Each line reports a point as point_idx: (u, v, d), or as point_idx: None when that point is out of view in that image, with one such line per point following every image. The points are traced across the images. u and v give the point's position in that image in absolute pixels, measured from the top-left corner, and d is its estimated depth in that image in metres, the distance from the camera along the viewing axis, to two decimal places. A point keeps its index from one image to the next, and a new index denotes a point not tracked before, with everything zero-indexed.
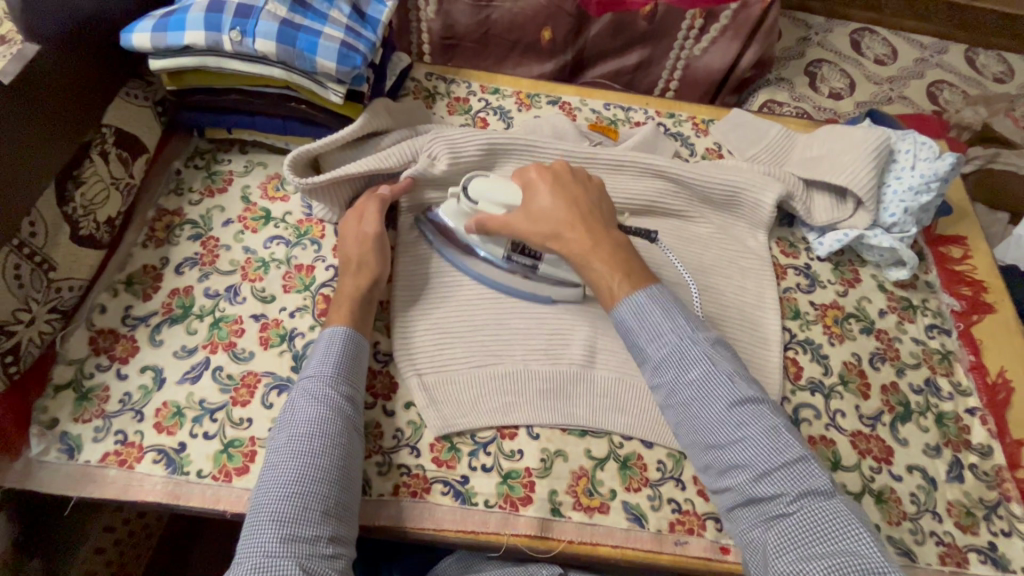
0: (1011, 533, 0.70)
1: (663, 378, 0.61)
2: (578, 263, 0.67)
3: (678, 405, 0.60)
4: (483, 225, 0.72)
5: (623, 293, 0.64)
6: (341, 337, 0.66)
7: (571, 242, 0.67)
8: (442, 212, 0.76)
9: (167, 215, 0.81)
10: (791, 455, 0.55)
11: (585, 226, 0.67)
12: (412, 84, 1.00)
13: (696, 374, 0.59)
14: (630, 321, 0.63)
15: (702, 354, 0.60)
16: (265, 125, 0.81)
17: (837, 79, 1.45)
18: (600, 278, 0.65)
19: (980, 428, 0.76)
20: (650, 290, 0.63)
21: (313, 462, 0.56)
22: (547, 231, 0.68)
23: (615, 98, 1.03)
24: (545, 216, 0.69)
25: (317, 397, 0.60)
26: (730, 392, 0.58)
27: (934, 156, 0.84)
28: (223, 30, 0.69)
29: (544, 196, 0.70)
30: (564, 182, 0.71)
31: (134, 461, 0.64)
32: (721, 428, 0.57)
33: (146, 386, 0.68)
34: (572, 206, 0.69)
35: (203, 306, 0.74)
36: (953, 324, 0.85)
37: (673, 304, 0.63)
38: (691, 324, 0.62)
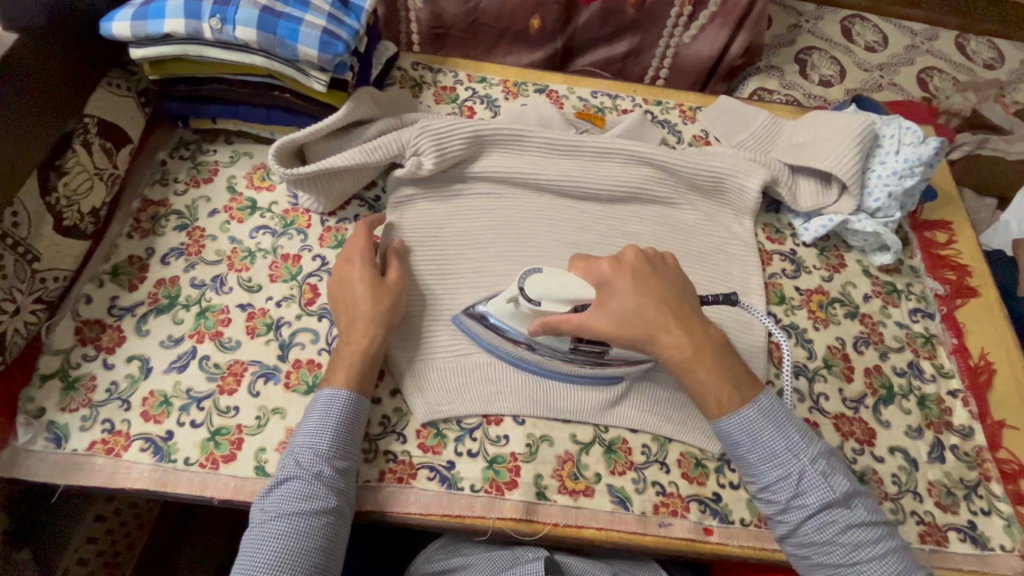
0: (990, 512, 0.71)
1: (774, 494, 0.60)
2: (675, 370, 0.63)
3: (792, 525, 0.59)
4: (552, 326, 0.64)
5: (734, 407, 0.62)
6: (340, 399, 0.63)
7: (668, 346, 0.63)
8: (486, 308, 0.70)
9: (152, 206, 0.80)
10: (910, 575, 0.57)
11: (680, 328, 0.63)
12: (398, 73, 0.99)
13: (814, 497, 0.59)
14: (739, 436, 0.61)
15: (814, 476, 0.59)
16: (248, 114, 0.81)
17: (827, 66, 1.45)
18: (703, 390, 0.62)
19: (962, 410, 0.77)
20: (756, 404, 0.62)
21: (293, 547, 0.56)
22: (636, 337, 0.63)
23: (602, 86, 1.03)
24: (630, 320, 0.63)
25: (308, 471, 0.59)
26: (849, 515, 0.58)
27: (918, 140, 0.84)
28: (203, 18, 0.69)
29: (625, 295, 0.64)
30: (636, 273, 0.66)
31: (121, 450, 0.64)
32: (836, 547, 0.58)
33: (133, 375, 0.68)
34: (659, 305, 0.64)
35: (190, 296, 0.74)
36: (936, 308, 0.85)
37: (781, 417, 0.62)
38: (799, 436, 0.61)
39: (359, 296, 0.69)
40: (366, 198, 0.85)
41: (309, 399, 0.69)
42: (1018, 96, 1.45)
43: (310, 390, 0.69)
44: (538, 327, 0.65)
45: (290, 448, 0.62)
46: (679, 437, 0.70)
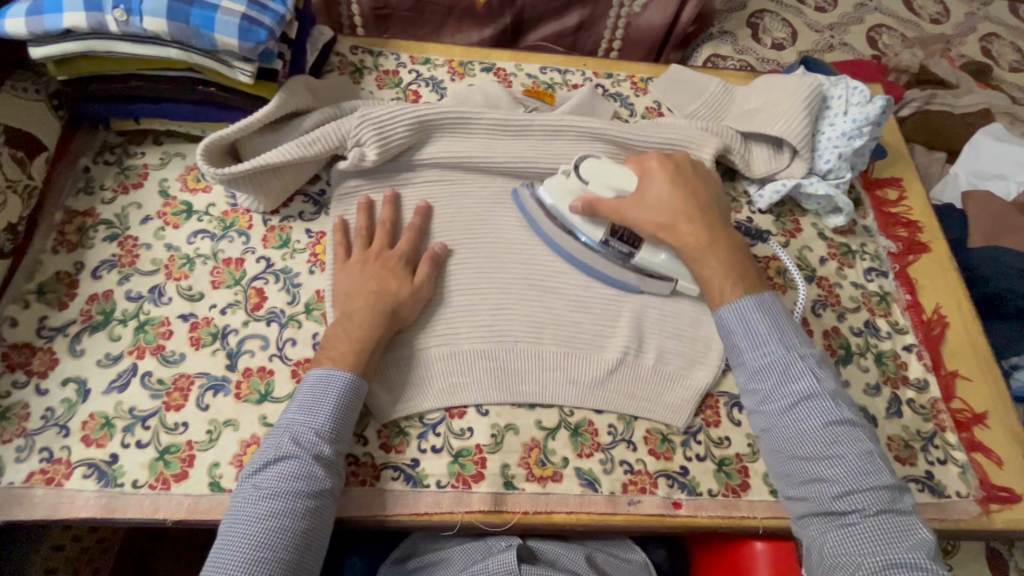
0: (946, 461, 0.73)
1: (762, 381, 0.61)
2: (691, 258, 0.69)
3: (771, 397, 0.60)
4: (591, 206, 0.72)
5: (733, 297, 0.65)
6: (340, 378, 0.62)
7: (684, 233, 0.69)
8: (544, 189, 0.77)
9: (78, 216, 0.75)
10: (881, 480, 0.55)
11: (704, 226, 0.69)
12: (336, 59, 0.95)
13: (802, 386, 0.59)
14: (736, 327, 0.63)
15: (807, 369, 0.59)
16: (173, 112, 0.76)
17: (779, 29, 1.44)
18: (710, 278, 0.67)
19: (917, 363, 0.79)
20: (760, 300, 0.64)
21: (279, 525, 0.54)
22: (662, 220, 0.70)
23: (551, 61, 1.00)
24: (663, 206, 0.70)
25: (302, 452, 0.58)
26: (829, 409, 0.57)
27: (866, 100, 0.84)
28: (106, 10, 0.64)
29: (660, 185, 0.72)
30: (676, 168, 0.73)
31: (62, 478, 0.61)
32: (813, 441, 0.57)
33: (70, 399, 0.64)
34: (686, 202, 0.70)
35: (126, 310, 0.70)
36: (889, 266, 0.86)
37: (783, 318, 0.63)
38: (796, 338, 0.62)
39: (392, 291, 0.68)
40: (310, 192, 0.81)
41: (262, 408, 0.66)
42: (963, 50, 1.46)
43: (263, 399, 0.66)
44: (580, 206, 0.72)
45: (282, 423, 0.60)
46: (644, 415, 0.70)
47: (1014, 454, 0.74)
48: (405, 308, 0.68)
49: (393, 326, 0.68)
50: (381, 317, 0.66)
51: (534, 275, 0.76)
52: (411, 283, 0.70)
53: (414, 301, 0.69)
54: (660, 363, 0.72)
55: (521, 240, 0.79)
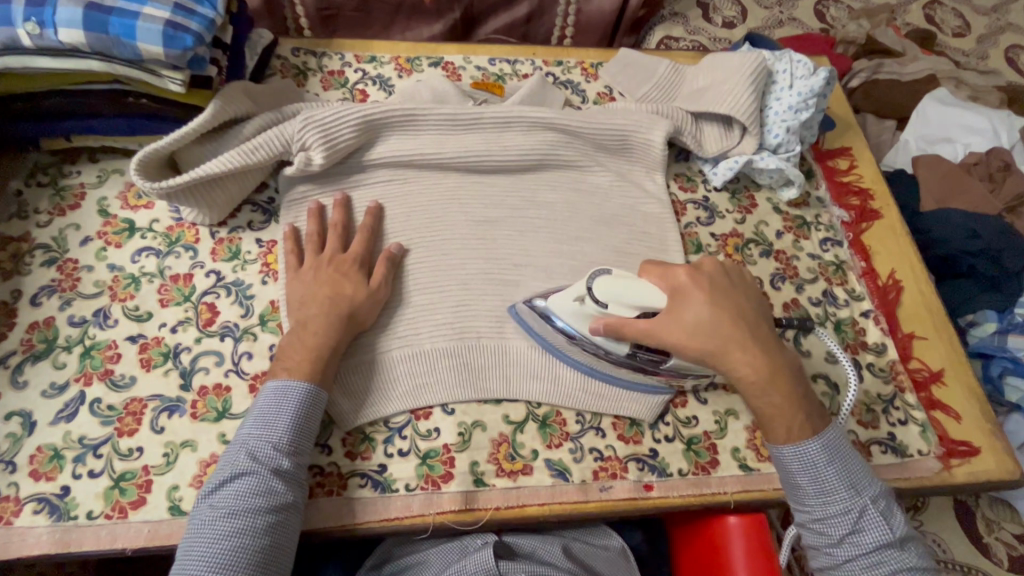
0: (907, 422, 0.74)
1: (825, 527, 0.59)
2: (746, 389, 0.62)
3: (839, 557, 0.58)
4: (614, 329, 0.63)
5: (800, 437, 0.60)
6: (296, 389, 0.61)
7: (738, 364, 0.61)
8: (548, 304, 0.67)
9: (13, 243, 0.72)
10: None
11: (751, 348, 0.61)
12: (278, 62, 0.92)
13: (870, 538, 0.57)
14: (797, 465, 0.60)
15: (874, 514, 0.58)
16: (105, 127, 0.73)
17: (729, 8, 1.45)
18: (770, 410, 0.61)
19: (875, 328, 0.81)
20: (824, 437, 0.60)
21: (239, 543, 0.53)
22: (713, 348, 0.61)
23: (500, 52, 0.99)
24: (704, 330, 0.61)
25: (261, 467, 0.56)
26: (900, 558, 0.57)
27: (809, 73, 0.85)
28: (17, 23, 0.61)
29: (700, 307, 0.61)
30: (714, 284, 0.63)
31: (11, 516, 0.58)
32: (877, 568, 0.57)
33: (15, 433, 0.62)
34: (723, 322, 0.61)
35: (70, 336, 0.67)
36: (844, 235, 0.88)
37: (849, 452, 0.60)
38: (863, 475, 0.60)
39: (346, 296, 0.66)
40: (259, 201, 0.79)
41: (221, 425, 0.64)
42: (907, 18, 1.49)
43: (220, 416, 0.65)
44: (602, 329, 0.63)
45: (237, 441, 0.59)
46: (611, 402, 0.70)
47: (972, 409, 0.76)
48: (361, 314, 0.67)
49: (351, 331, 0.66)
50: (336, 324, 0.65)
51: (493, 270, 0.75)
52: (365, 288, 0.68)
53: (369, 308, 0.68)
54: None
55: (479, 236, 0.78)
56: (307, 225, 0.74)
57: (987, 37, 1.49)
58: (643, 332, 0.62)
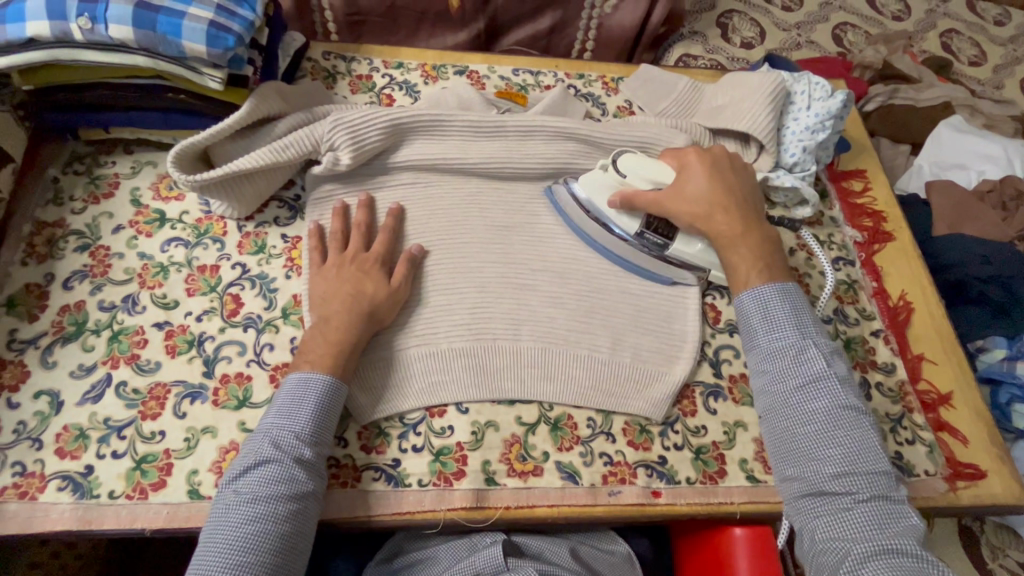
0: (915, 441, 0.75)
1: (773, 364, 0.63)
2: (722, 245, 0.71)
3: (783, 392, 0.61)
4: (628, 199, 0.75)
5: (758, 283, 0.67)
6: (318, 381, 0.62)
7: (721, 224, 0.71)
8: (577, 185, 0.79)
9: (47, 227, 0.74)
10: (877, 463, 0.57)
11: (738, 213, 0.72)
12: (309, 65, 0.95)
13: (810, 371, 0.61)
14: (754, 311, 0.66)
15: (817, 354, 0.61)
16: (142, 120, 0.75)
17: (747, 29, 1.47)
18: (738, 261, 0.69)
19: (885, 348, 0.81)
20: (783, 288, 0.66)
21: (262, 529, 0.54)
22: (700, 211, 0.72)
23: (524, 63, 1.01)
24: (700, 197, 0.73)
25: (285, 455, 0.58)
26: (836, 392, 0.60)
27: (827, 95, 0.86)
28: (70, 18, 0.63)
29: (699, 177, 0.74)
30: (717, 165, 0.75)
31: (36, 492, 0.60)
32: (814, 417, 0.59)
33: (43, 412, 0.64)
34: (717, 196, 0.72)
35: (99, 320, 0.69)
36: (856, 255, 0.89)
37: (805, 307, 0.65)
38: (813, 326, 0.64)
39: (369, 294, 0.68)
40: (286, 198, 0.81)
41: (241, 414, 0.66)
42: (924, 46, 1.51)
43: (240, 405, 0.66)
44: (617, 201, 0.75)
45: (261, 429, 0.60)
46: (622, 409, 0.71)
47: (980, 433, 0.77)
48: (382, 313, 0.69)
49: (371, 329, 0.68)
50: (357, 320, 0.66)
51: (510, 273, 0.77)
52: (387, 286, 0.70)
53: (390, 307, 0.69)
54: (637, 361, 0.74)
55: (498, 240, 0.79)
56: (331, 223, 0.76)
57: (1002, 68, 1.50)
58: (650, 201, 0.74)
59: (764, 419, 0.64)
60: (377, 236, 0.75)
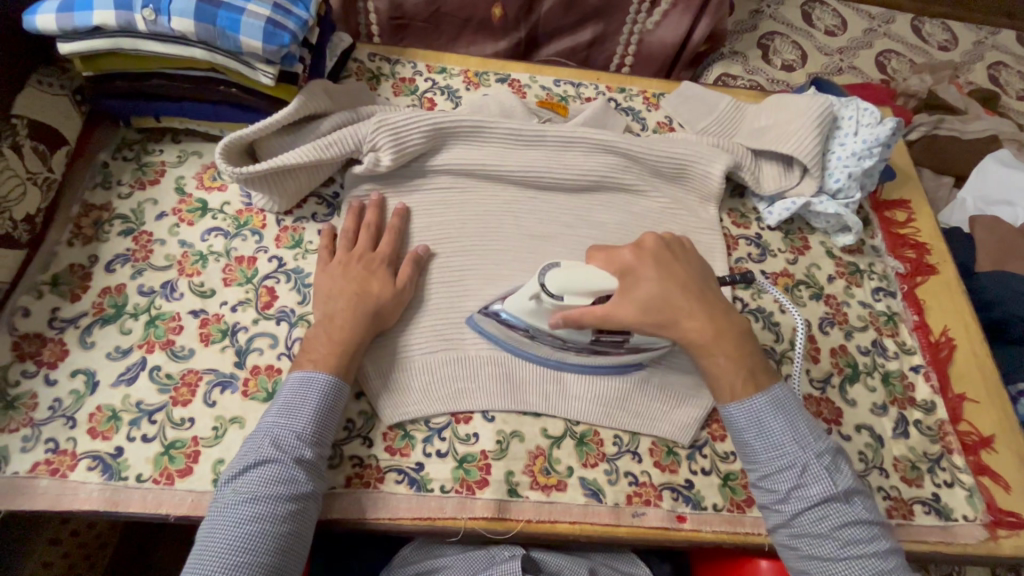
0: (953, 484, 0.72)
1: (773, 484, 0.60)
2: (698, 353, 0.65)
3: (789, 513, 0.59)
4: (573, 320, 0.64)
5: (745, 396, 0.63)
6: (319, 381, 0.62)
7: (688, 328, 0.64)
8: (503, 309, 0.69)
9: (94, 210, 0.76)
10: (888, 569, 0.57)
11: (705, 314, 0.65)
12: (354, 65, 0.96)
13: (816, 490, 0.58)
14: (746, 425, 0.62)
15: (819, 468, 0.59)
16: (193, 111, 0.77)
17: (789, 51, 1.46)
18: (719, 373, 0.64)
19: (924, 385, 0.79)
20: (769, 393, 0.62)
21: (261, 529, 0.54)
22: (661, 319, 0.64)
23: (565, 74, 1.01)
24: (655, 305, 0.64)
25: (285, 455, 0.58)
26: (845, 510, 0.58)
27: (876, 121, 0.85)
28: (136, 8, 0.65)
29: (649, 281, 0.65)
30: (642, 261, 0.66)
31: (67, 470, 0.61)
32: (808, 505, 0.59)
33: (78, 391, 0.65)
34: (664, 285, 0.65)
35: (137, 305, 0.70)
36: (897, 287, 0.87)
37: (778, 405, 0.63)
38: (783, 418, 0.63)
39: (374, 295, 0.68)
40: (324, 195, 0.82)
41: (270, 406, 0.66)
42: (971, 77, 1.48)
43: (269, 398, 0.66)
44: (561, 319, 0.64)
45: (261, 427, 0.60)
46: (650, 428, 0.69)
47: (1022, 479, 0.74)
48: (386, 313, 0.68)
49: (374, 330, 0.68)
50: (364, 321, 0.66)
51: None
52: (391, 288, 0.69)
53: (393, 309, 0.69)
54: (666, 379, 0.72)
55: (532, 249, 0.79)
56: (343, 222, 0.77)
57: None
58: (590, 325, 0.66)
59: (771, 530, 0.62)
60: (384, 235, 0.75)
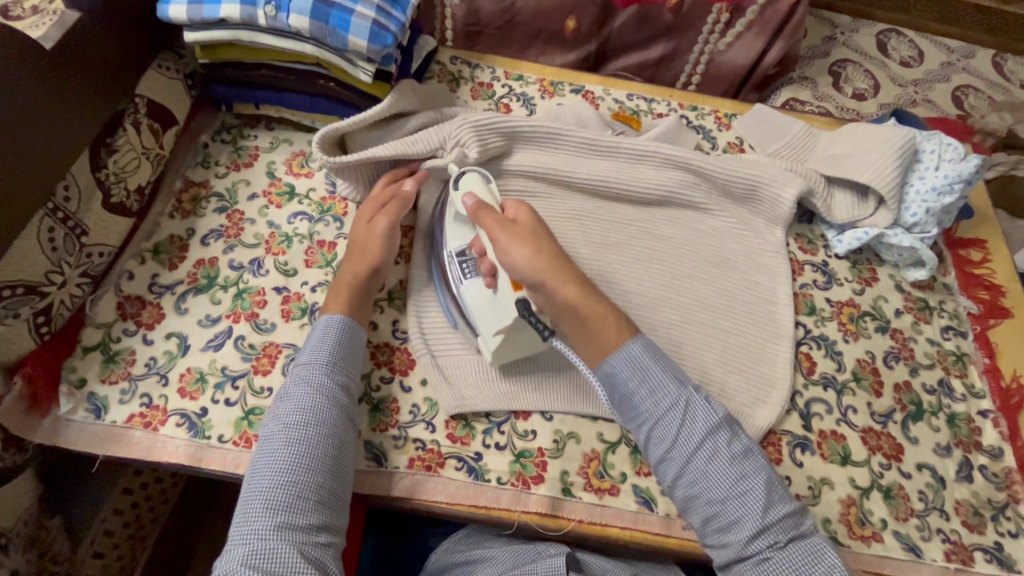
0: (1018, 535, 0.70)
1: (663, 430, 0.59)
2: (565, 303, 0.63)
3: (680, 457, 0.57)
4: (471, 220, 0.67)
5: (623, 336, 0.63)
6: (335, 323, 0.67)
7: (558, 288, 0.63)
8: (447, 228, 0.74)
9: (194, 187, 0.82)
10: (789, 509, 0.56)
11: (570, 276, 0.63)
12: (436, 67, 1.00)
13: (701, 422, 0.58)
14: (619, 368, 0.61)
15: (700, 402, 0.60)
16: (292, 102, 0.82)
17: (861, 80, 1.44)
18: (590, 326, 0.63)
19: (992, 430, 0.77)
20: (645, 338, 0.63)
21: (306, 451, 0.58)
22: (535, 269, 0.63)
23: (638, 89, 1.03)
24: (534, 245, 0.64)
25: (313, 385, 0.62)
26: (731, 440, 0.58)
27: (959, 157, 0.83)
28: (258, 5, 0.71)
29: (518, 250, 0.63)
30: (528, 229, 0.65)
31: (158, 424, 0.66)
32: (717, 478, 0.57)
33: (171, 351, 0.70)
34: (543, 259, 0.63)
35: (227, 277, 0.75)
36: (969, 327, 0.84)
37: (664, 354, 0.63)
38: (681, 372, 0.62)
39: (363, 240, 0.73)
40: None
41: None
42: None
43: None
44: (470, 203, 0.67)
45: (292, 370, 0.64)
46: None
47: None
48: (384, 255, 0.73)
49: (374, 280, 0.73)
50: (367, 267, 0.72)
51: (606, 292, 0.78)
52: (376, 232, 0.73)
53: (387, 249, 0.73)
54: (723, 398, 0.74)
55: (598, 257, 0.81)
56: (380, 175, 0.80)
57: None
58: (478, 244, 0.69)
59: (671, 491, 0.60)
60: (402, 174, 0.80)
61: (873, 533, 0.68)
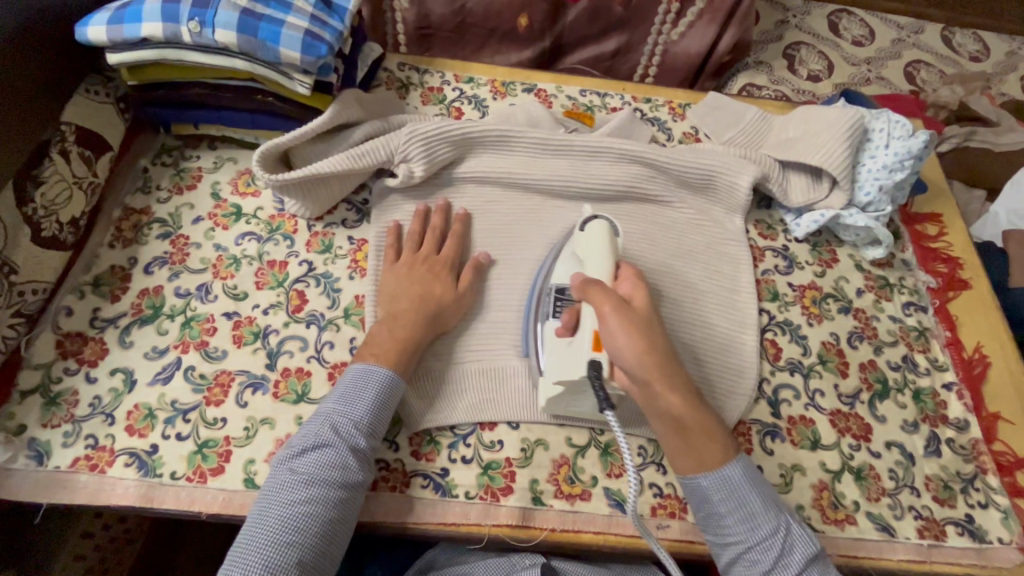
0: (987, 505, 0.71)
1: (756, 557, 0.57)
2: (646, 403, 0.60)
3: None
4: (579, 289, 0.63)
5: (714, 463, 0.59)
6: (379, 375, 0.63)
7: (664, 399, 0.59)
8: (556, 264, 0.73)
9: (134, 214, 0.78)
10: None
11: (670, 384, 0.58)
12: (384, 74, 0.98)
13: (799, 555, 0.56)
14: (713, 492, 0.58)
15: (799, 530, 0.58)
16: (231, 119, 0.79)
17: (815, 62, 1.45)
18: (685, 440, 0.60)
19: (957, 403, 0.77)
20: (745, 459, 0.60)
21: (316, 511, 0.55)
22: (643, 377, 0.58)
23: (590, 84, 1.02)
24: (653, 345, 0.59)
25: (342, 440, 0.59)
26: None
27: (907, 134, 0.84)
28: (181, 21, 0.68)
29: (618, 336, 0.58)
30: (637, 316, 0.60)
31: (105, 466, 0.63)
32: None
33: (117, 388, 0.67)
34: (646, 354, 0.58)
35: (174, 306, 0.72)
36: (929, 301, 0.85)
37: (762, 478, 0.60)
38: (777, 500, 0.60)
39: (435, 295, 0.70)
40: (354, 201, 0.83)
41: (299, 409, 0.67)
42: (1004, 88, 1.45)
43: (298, 399, 0.68)
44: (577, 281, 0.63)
45: (321, 412, 0.61)
46: None
47: None
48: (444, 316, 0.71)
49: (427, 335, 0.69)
50: (427, 323, 0.69)
51: None
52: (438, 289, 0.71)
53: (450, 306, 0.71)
54: None
55: None
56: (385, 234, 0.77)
57: None
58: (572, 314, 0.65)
59: None
60: (447, 239, 0.77)
61: (846, 516, 0.68)
